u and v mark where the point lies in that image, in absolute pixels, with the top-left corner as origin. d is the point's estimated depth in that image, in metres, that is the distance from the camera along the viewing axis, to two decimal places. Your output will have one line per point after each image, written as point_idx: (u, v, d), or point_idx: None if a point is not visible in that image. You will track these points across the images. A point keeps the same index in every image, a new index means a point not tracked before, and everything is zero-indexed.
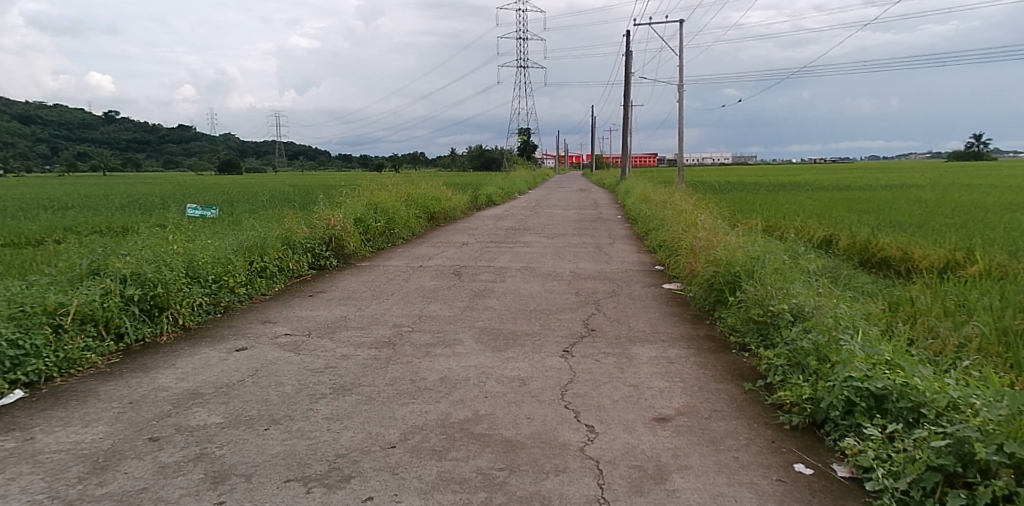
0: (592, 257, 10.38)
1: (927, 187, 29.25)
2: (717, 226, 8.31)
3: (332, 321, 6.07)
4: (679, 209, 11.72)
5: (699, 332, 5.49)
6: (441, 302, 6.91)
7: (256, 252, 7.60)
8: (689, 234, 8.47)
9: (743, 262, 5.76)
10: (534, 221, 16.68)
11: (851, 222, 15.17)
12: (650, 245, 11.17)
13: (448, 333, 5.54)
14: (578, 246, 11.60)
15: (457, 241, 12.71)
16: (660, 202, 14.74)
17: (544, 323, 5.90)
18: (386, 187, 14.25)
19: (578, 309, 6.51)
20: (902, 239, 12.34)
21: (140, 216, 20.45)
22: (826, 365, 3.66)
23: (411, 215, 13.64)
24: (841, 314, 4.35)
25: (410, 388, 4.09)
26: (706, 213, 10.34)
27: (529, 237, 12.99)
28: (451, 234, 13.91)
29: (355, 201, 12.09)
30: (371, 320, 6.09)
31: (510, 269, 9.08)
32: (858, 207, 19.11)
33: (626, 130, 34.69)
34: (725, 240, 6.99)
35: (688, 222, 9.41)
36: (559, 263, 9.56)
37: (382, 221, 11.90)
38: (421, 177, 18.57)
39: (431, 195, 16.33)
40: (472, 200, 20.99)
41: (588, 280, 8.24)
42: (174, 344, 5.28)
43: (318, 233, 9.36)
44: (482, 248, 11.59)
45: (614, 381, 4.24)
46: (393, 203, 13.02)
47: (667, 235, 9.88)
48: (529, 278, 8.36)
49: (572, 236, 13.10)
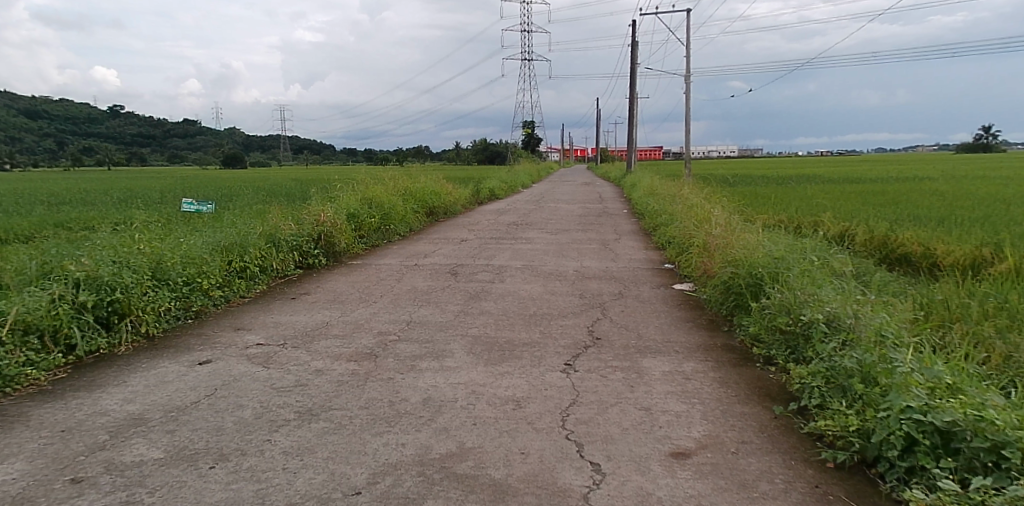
0: (598, 254, 9.80)
1: (941, 180, 28.48)
2: (731, 222, 7.73)
3: (312, 328, 5.53)
4: (689, 203, 11.13)
5: (716, 342, 4.93)
6: (433, 305, 6.37)
7: (235, 251, 7.08)
8: (701, 230, 7.88)
9: (765, 262, 5.20)
10: (538, 216, 16.11)
11: (866, 217, 14.57)
12: (659, 240, 10.59)
13: (438, 343, 5.00)
14: (582, 243, 11.03)
15: (456, 237, 12.17)
16: (668, 195, 14.14)
17: (544, 331, 5.35)
18: (382, 181, 13.70)
19: (583, 314, 5.95)
20: (921, 234, 11.75)
21: (135, 212, 19.94)
22: (875, 390, 3.09)
23: (408, 211, 13.10)
24: (885, 325, 3.78)
25: (387, 412, 3.55)
26: (717, 207, 9.74)
27: (531, 233, 12.42)
28: (450, 230, 13.36)
29: (348, 197, 11.54)
30: (355, 327, 5.55)
31: (510, 268, 8.51)
32: (871, 200, 18.47)
33: (631, 123, 33.98)
34: (743, 237, 6.42)
35: (698, 218, 8.83)
36: (562, 261, 9.00)
37: (376, 217, 11.35)
38: (421, 171, 18.03)
39: (430, 189, 15.77)
40: (474, 195, 20.44)
41: (593, 280, 7.68)
42: (132, 355, 4.75)
43: (306, 229, 8.83)
44: (481, 245, 11.04)
45: (623, 403, 3.68)
46: (389, 198, 12.46)
47: (677, 231, 9.30)
48: (530, 278, 7.81)
49: (576, 232, 12.52)
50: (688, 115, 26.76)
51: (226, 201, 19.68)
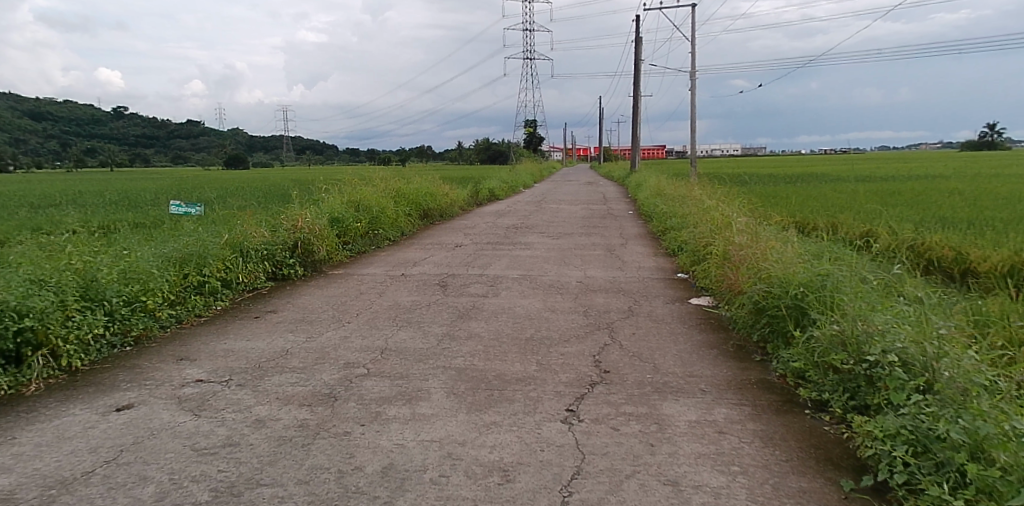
0: (603, 261, 8.94)
1: (955, 177, 27.51)
2: (756, 228, 6.87)
3: (267, 358, 4.69)
4: (701, 205, 10.27)
5: (750, 378, 4.09)
6: (414, 325, 5.52)
7: (192, 264, 6.25)
8: (721, 235, 7.03)
9: (807, 280, 4.36)
10: (539, 218, 15.26)
11: (887, 218, 13.65)
12: (670, 246, 9.74)
13: (413, 379, 4.15)
14: (586, 248, 10.18)
15: (451, 243, 11.32)
16: (677, 196, 13.26)
17: (541, 361, 4.50)
18: (372, 182, 12.86)
19: (588, 338, 5.09)
20: (951, 237, 10.85)
21: (122, 215, 19.21)
22: (996, 476, 2.25)
23: (399, 213, 12.27)
24: (981, 374, 2.95)
25: (333, 490, 2.70)
26: (735, 210, 8.89)
27: (531, 237, 11.56)
28: (444, 234, 12.51)
29: (332, 200, 10.70)
30: (318, 356, 4.70)
31: (506, 279, 7.66)
32: (888, 200, 17.55)
33: (635, 121, 33.10)
34: (772, 247, 5.57)
35: (716, 221, 7.97)
36: (564, 271, 8.15)
37: (364, 221, 10.53)
38: (416, 172, 17.19)
39: (425, 191, 14.93)
40: (472, 197, 19.60)
41: (599, 293, 6.82)
42: (40, 396, 3.91)
43: (280, 237, 7.99)
44: (476, 251, 10.18)
45: (642, 474, 2.82)
46: (378, 200, 11.62)
47: (691, 236, 8.45)
48: (528, 291, 6.97)
49: (579, 236, 11.66)
50: (693, 113, 25.89)
51: (215, 203, 18.90)
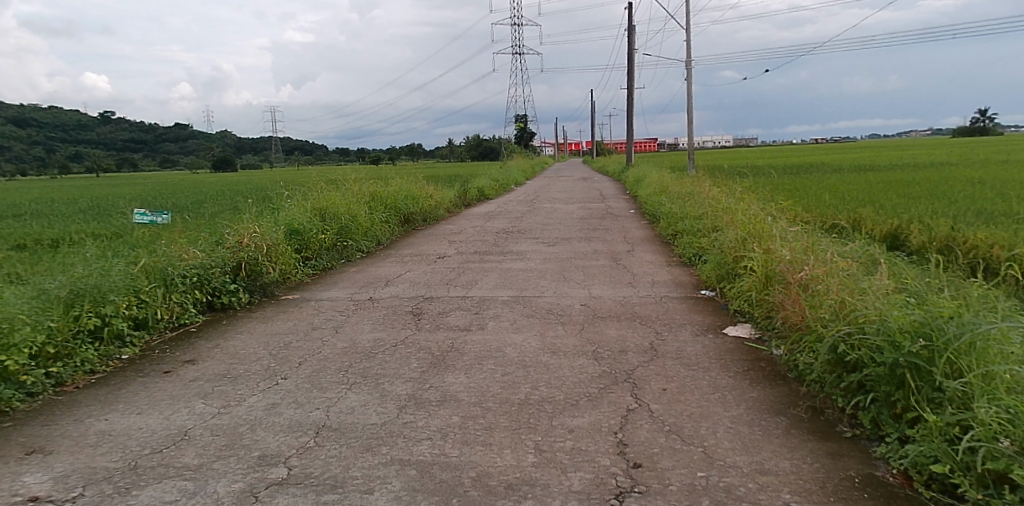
0: (609, 275, 7.59)
1: (965, 164, 26.26)
2: (804, 239, 5.54)
3: (154, 449, 3.32)
4: (717, 204, 8.96)
5: (852, 477, 2.73)
6: (371, 381, 4.17)
7: (87, 303, 4.90)
8: (758, 248, 5.71)
9: (926, 325, 3.00)
10: (532, 220, 13.93)
11: (915, 212, 12.33)
12: (684, 253, 8.43)
13: (351, 491, 2.79)
14: (587, 257, 8.85)
15: (433, 253, 9.95)
16: (684, 193, 11.92)
17: (542, 448, 3.15)
18: (344, 188, 11.46)
19: (602, 399, 3.74)
20: (996, 232, 9.52)
21: (84, 226, 17.72)
22: None
23: (373, 219, 10.91)
24: None
25: None
26: (761, 212, 7.56)
27: (524, 245, 10.20)
28: (427, 242, 11.15)
29: (293, 208, 9.31)
30: (227, 445, 3.34)
31: (493, 304, 6.30)
32: (906, 191, 16.28)
33: (629, 114, 31.77)
34: (842, 266, 4.24)
35: (743, 226, 6.64)
36: (564, 291, 6.79)
37: (330, 232, 9.17)
38: (398, 173, 15.82)
39: (406, 193, 13.55)
40: (460, 197, 18.25)
41: (610, 324, 5.47)
42: None
43: (218, 258, 6.64)
44: (460, 264, 8.83)
45: None
46: (349, 206, 10.24)
47: (713, 245, 7.13)
48: (520, 321, 5.63)
49: (578, 242, 10.33)
50: (690, 104, 24.70)
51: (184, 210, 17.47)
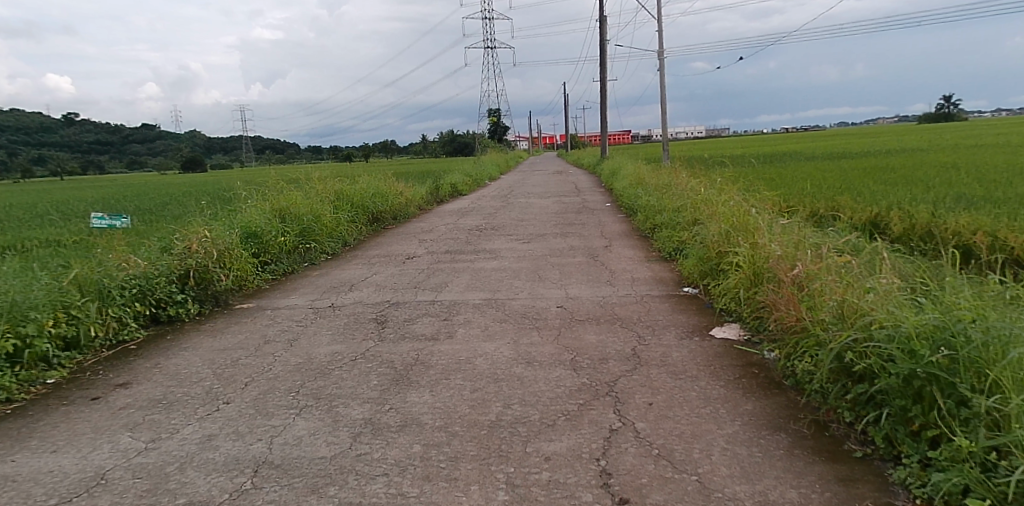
0: (586, 273, 7.21)
1: (935, 150, 26.41)
2: (792, 232, 5.22)
3: (62, 498, 2.84)
4: (696, 195, 8.64)
5: None
6: (323, 404, 3.72)
7: (3, 324, 4.35)
8: (744, 243, 5.38)
9: (945, 330, 2.66)
10: (506, 216, 13.52)
11: (893, 199, 12.16)
12: (663, 247, 8.09)
13: None
14: (563, 255, 8.46)
15: (402, 253, 9.47)
16: (661, 184, 11.60)
17: (514, 483, 2.73)
18: (307, 187, 10.91)
19: (582, 419, 3.34)
20: (977, 217, 9.36)
21: (36, 231, 16.82)
22: None
23: (338, 219, 10.40)
24: None
25: None
26: (743, 203, 7.24)
27: (497, 243, 9.78)
28: (396, 242, 10.66)
29: (250, 209, 8.76)
30: (150, 490, 2.87)
31: (463, 309, 5.87)
32: (880, 177, 16.24)
33: (603, 106, 31.45)
34: (838, 262, 3.90)
35: (725, 218, 6.31)
36: (540, 292, 6.39)
37: (290, 234, 8.65)
38: (367, 170, 15.26)
39: (374, 191, 13.02)
40: (432, 194, 17.75)
41: (588, 328, 5.08)
42: None
43: (164, 266, 6.09)
44: (430, 264, 8.38)
45: None
46: (312, 206, 9.71)
47: (695, 238, 6.80)
48: (492, 327, 5.22)
49: (553, 238, 9.94)
50: (664, 95, 24.49)
51: (143, 213, 16.69)
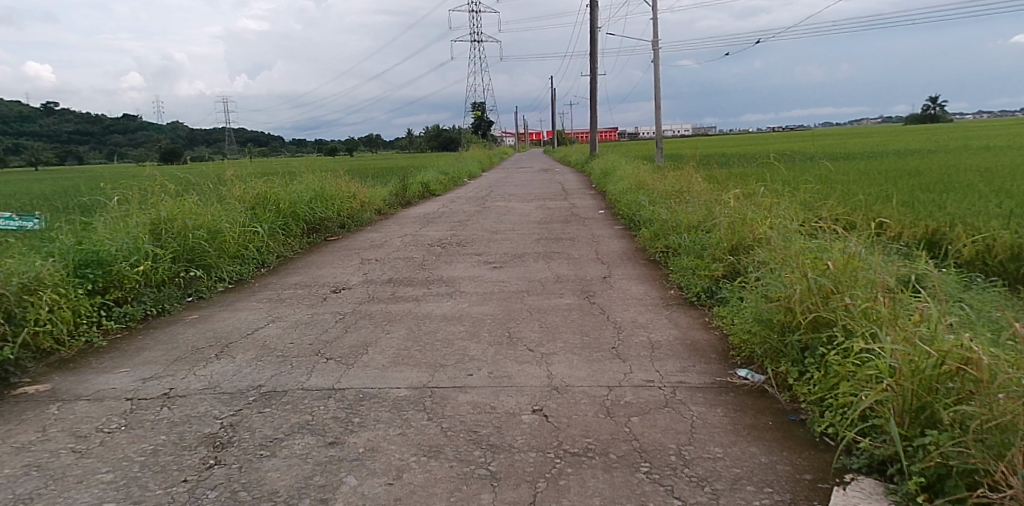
0: (577, 330, 4.84)
1: (949, 152, 24.51)
2: (971, 321, 2.98)
3: None
4: (728, 211, 6.39)
5: None
6: None
7: None
8: (878, 321, 3.10)
9: None
10: (478, 226, 11.14)
11: (949, 211, 9.92)
12: (685, 283, 5.78)
13: None
14: (546, 291, 6.09)
15: (330, 282, 7.02)
16: (671, 191, 9.23)
17: None
18: (212, 192, 8.41)
19: None
20: None
21: None
22: None
23: (251, 233, 7.92)
24: None
25: None
26: (814, 230, 4.93)
27: (459, 268, 7.39)
28: (330, 262, 8.23)
29: (108, 224, 6.29)
30: None
31: (372, 414, 3.42)
32: (912, 182, 14.16)
33: (592, 99, 29.02)
34: None
35: (804, 256, 4.01)
36: (506, 375, 3.97)
37: (164, 258, 6.19)
38: (315, 168, 12.79)
39: (315, 193, 10.53)
40: (398, 196, 15.31)
41: (587, 485, 2.66)
42: None
43: None
44: (357, 304, 5.94)
45: None
46: (208, 215, 7.23)
47: (750, 285, 4.50)
48: (409, 471, 2.82)
49: (533, 261, 7.56)
50: (659, 91, 22.43)
51: (50, 201, 13.96)
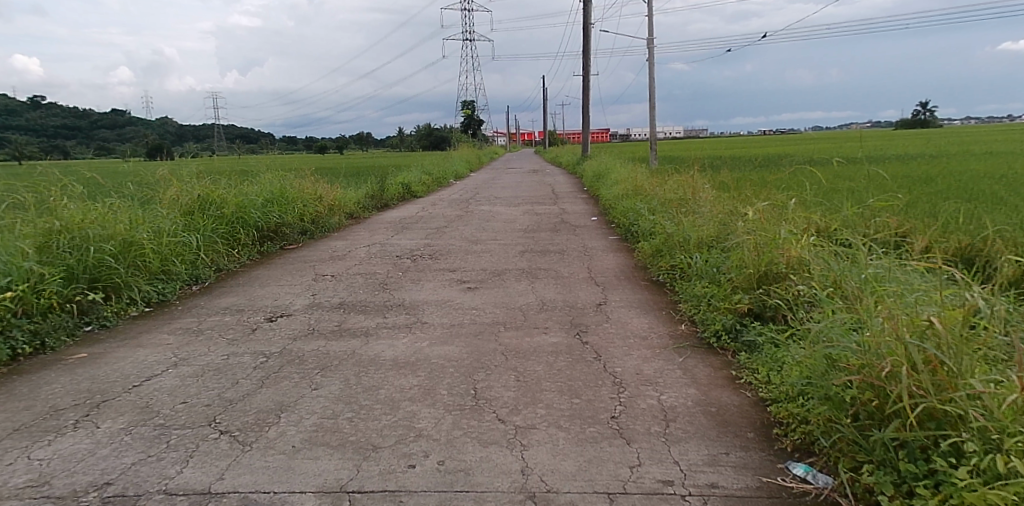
0: (565, 388, 3.66)
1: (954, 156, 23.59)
2: None
3: None
4: (749, 227, 5.27)
5: None
6: None
7: None
8: None
9: None
10: (457, 233, 9.95)
11: (982, 221, 8.82)
12: (700, 317, 4.63)
13: None
14: (528, 324, 4.90)
15: (269, 306, 5.81)
16: (675, 199, 8.09)
17: None
18: (137, 199, 7.23)
19: None
20: None
21: None
22: None
23: (181, 245, 6.69)
24: None
25: None
26: (870, 260, 3.82)
27: (427, 289, 6.20)
28: (278, 278, 7.00)
29: None
30: None
31: None
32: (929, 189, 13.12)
33: (585, 99, 27.95)
34: None
35: (885, 305, 2.88)
36: (463, 468, 2.78)
37: (50, 279, 4.97)
38: (279, 168, 11.57)
39: (272, 194, 9.31)
40: (374, 199, 14.10)
41: None
42: None
43: None
44: (290, 340, 4.73)
45: None
46: (123, 223, 6.02)
47: (799, 336, 3.36)
48: None
49: (515, 281, 6.38)
50: (656, 91, 21.36)
51: None
